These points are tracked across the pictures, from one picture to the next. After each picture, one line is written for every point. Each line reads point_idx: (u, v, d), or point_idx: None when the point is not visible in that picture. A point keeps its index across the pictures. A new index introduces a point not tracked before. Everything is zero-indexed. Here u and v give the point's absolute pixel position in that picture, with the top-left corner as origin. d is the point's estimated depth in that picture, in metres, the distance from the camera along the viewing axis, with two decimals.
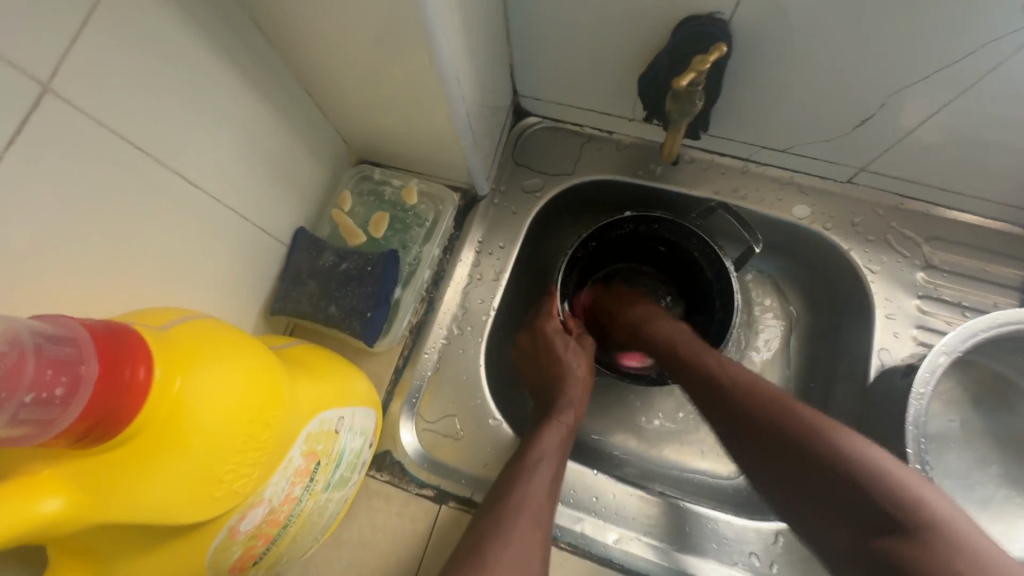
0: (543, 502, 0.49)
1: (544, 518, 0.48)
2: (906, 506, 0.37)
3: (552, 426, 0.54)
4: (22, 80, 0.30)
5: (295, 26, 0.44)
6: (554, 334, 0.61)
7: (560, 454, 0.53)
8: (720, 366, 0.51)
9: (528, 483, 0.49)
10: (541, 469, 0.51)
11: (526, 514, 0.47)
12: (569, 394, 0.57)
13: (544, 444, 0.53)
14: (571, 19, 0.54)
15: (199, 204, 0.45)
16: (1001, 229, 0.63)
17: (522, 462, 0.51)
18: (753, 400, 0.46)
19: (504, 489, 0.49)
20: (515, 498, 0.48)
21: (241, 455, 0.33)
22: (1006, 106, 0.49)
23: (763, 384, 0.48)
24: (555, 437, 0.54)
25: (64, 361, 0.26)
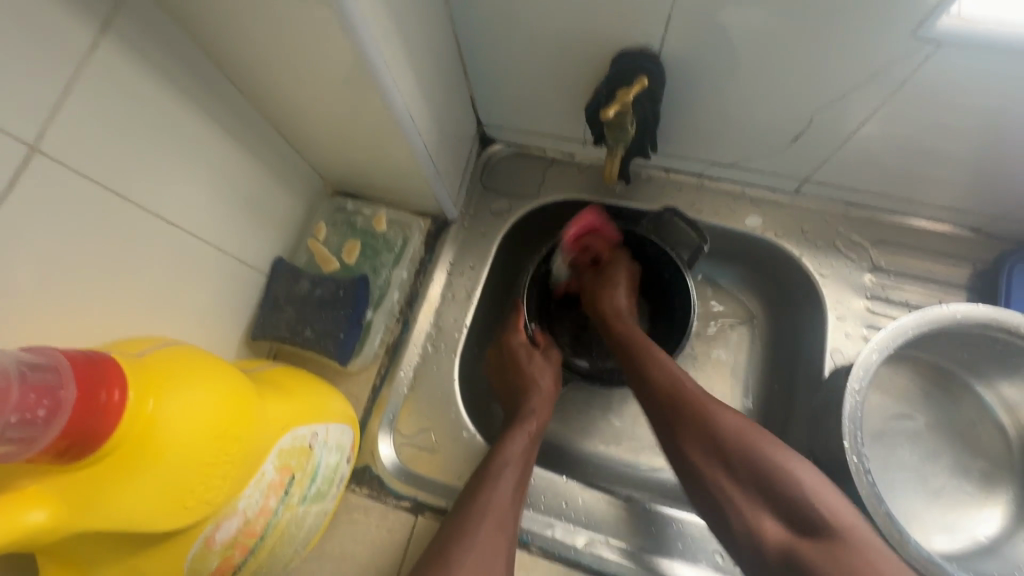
0: (507, 508, 0.53)
1: (508, 521, 0.52)
2: (811, 500, 0.46)
3: (517, 434, 0.58)
4: (11, 142, 0.34)
5: (263, 77, 0.49)
6: (517, 350, 0.65)
7: (525, 461, 0.57)
8: (663, 373, 0.56)
9: (491, 486, 0.53)
10: (506, 474, 0.54)
11: (489, 519, 0.51)
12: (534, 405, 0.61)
13: (508, 451, 0.56)
14: (520, 55, 0.59)
15: (179, 241, 0.49)
16: (944, 230, 0.67)
17: (487, 467, 0.55)
18: (692, 408, 0.53)
19: (470, 492, 0.53)
20: (480, 505, 0.52)
21: (212, 468, 0.37)
22: (923, 116, 0.53)
23: (691, 388, 0.55)
24: (518, 444, 0.57)
25: (46, 387, 0.30)
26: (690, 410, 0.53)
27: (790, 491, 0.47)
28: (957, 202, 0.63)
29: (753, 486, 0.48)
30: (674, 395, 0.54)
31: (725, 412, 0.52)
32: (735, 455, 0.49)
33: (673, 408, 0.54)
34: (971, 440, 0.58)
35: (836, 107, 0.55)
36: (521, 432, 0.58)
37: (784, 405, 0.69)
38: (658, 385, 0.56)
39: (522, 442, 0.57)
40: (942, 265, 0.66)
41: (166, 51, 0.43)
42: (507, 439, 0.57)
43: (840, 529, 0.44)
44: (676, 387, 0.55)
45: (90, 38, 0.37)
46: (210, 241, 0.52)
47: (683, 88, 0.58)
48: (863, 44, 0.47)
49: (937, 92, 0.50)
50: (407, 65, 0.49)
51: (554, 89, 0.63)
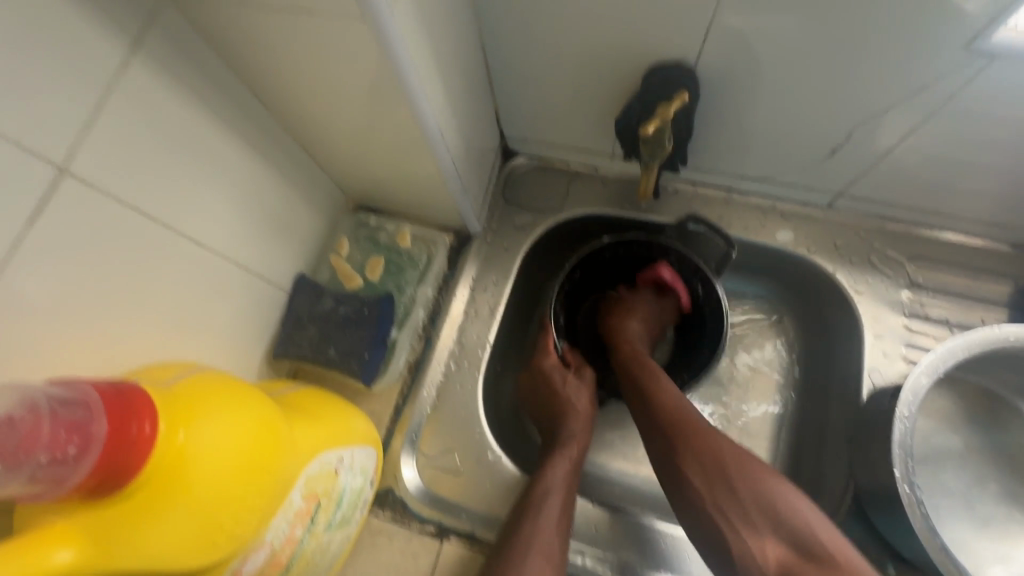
0: (553, 539, 0.51)
1: (558, 561, 0.50)
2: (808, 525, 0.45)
3: (558, 463, 0.56)
4: (39, 164, 0.33)
5: (290, 92, 0.48)
6: (548, 373, 0.62)
7: (568, 493, 0.55)
8: (665, 392, 0.56)
9: (540, 523, 0.51)
10: (551, 511, 0.52)
11: (539, 558, 0.49)
12: (573, 431, 0.59)
13: (553, 482, 0.54)
14: (548, 67, 0.57)
15: (203, 260, 0.48)
16: (983, 246, 0.65)
17: (532, 502, 0.53)
18: (688, 431, 0.53)
19: (514, 529, 0.51)
20: (523, 539, 0.50)
21: (242, 500, 0.35)
22: (968, 131, 0.51)
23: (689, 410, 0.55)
24: (561, 475, 0.55)
25: (76, 422, 0.29)
26: (685, 428, 0.53)
27: (789, 517, 0.46)
28: (998, 217, 0.61)
29: (755, 513, 0.47)
30: (672, 413, 0.54)
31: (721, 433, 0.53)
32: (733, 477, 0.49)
33: (670, 426, 0.53)
34: (1020, 465, 0.55)
35: (877, 120, 0.53)
36: (562, 459, 0.56)
37: (818, 425, 0.67)
38: (657, 402, 0.55)
39: (566, 473, 0.56)
40: (983, 281, 0.64)
41: (195, 68, 0.42)
42: (548, 470, 0.55)
43: (834, 553, 0.44)
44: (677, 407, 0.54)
45: (120, 56, 0.36)
46: (233, 259, 0.51)
47: (716, 101, 0.56)
48: (909, 58, 0.45)
49: (986, 106, 0.48)
50: (437, 79, 0.48)
51: (582, 102, 0.61)
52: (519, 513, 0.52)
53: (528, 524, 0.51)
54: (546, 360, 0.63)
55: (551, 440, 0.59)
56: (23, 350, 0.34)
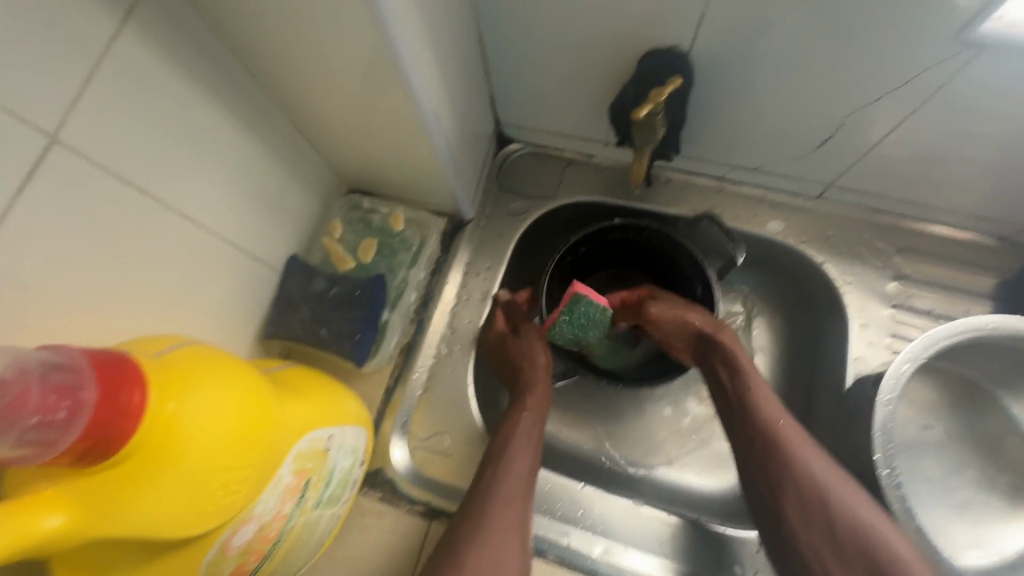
0: (517, 491, 0.52)
1: (522, 502, 0.52)
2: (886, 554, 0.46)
3: (522, 415, 0.57)
4: (28, 132, 0.33)
5: (284, 70, 0.48)
6: (500, 336, 0.64)
7: (534, 441, 0.56)
8: (759, 401, 0.54)
9: (505, 467, 0.53)
10: (518, 456, 0.54)
11: (501, 499, 0.51)
12: (533, 386, 0.60)
13: (515, 436, 0.55)
14: (544, 52, 0.58)
15: (195, 238, 0.48)
16: (970, 239, 0.66)
17: (496, 451, 0.54)
18: (784, 453, 0.51)
19: (481, 476, 0.53)
20: (484, 493, 0.51)
21: (232, 472, 0.36)
22: (956, 123, 0.52)
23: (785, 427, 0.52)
24: (527, 426, 0.56)
25: (66, 388, 0.29)
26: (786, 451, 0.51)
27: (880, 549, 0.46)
28: (984, 210, 0.62)
29: (839, 538, 0.48)
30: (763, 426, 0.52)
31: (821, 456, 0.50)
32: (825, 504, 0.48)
33: (770, 442, 0.51)
34: (997, 452, 0.56)
35: (869, 111, 0.53)
36: (531, 411, 0.58)
37: (804, 413, 0.68)
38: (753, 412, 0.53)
39: (531, 423, 0.57)
40: (967, 273, 0.65)
41: (188, 43, 0.42)
42: (513, 422, 0.57)
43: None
44: (772, 420, 0.52)
45: (112, 27, 0.36)
46: (225, 237, 0.51)
47: (710, 90, 0.56)
48: (900, 49, 0.46)
49: (974, 98, 0.48)
50: (432, 60, 0.48)
51: (578, 88, 0.61)
52: (485, 462, 0.54)
53: (492, 475, 0.52)
54: (495, 328, 0.65)
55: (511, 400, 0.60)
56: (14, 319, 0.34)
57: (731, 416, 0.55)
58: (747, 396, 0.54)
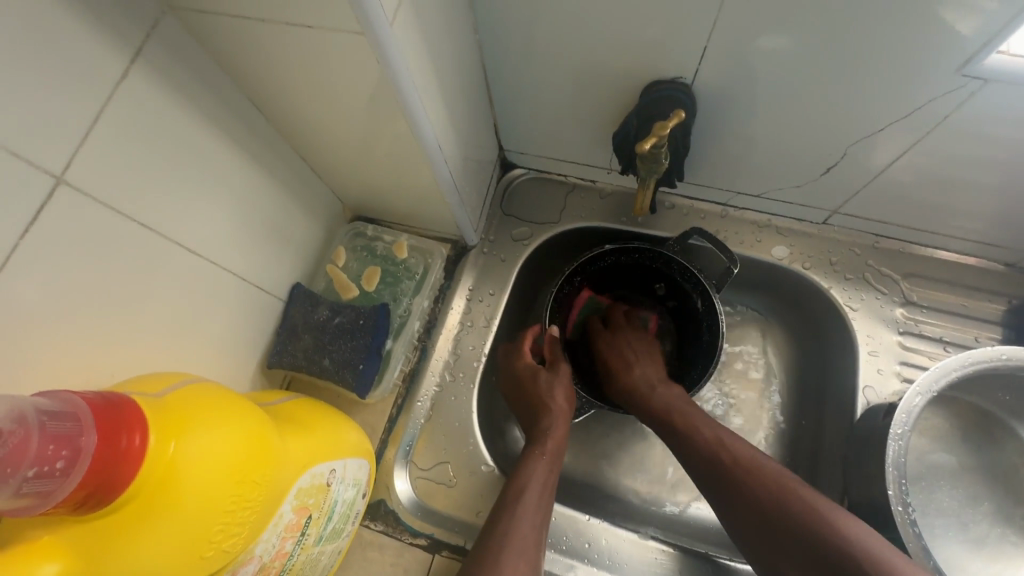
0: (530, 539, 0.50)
1: (534, 553, 0.49)
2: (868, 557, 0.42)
3: (538, 459, 0.56)
4: (36, 172, 0.33)
5: (290, 103, 0.48)
6: (528, 372, 0.63)
7: (546, 489, 0.54)
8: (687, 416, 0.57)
9: (515, 518, 0.51)
10: (528, 508, 0.52)
11: (516, 548, 0.48)
12: (550, 429, 0.59)
13: (532, 480, 0.54)
14: (546, 82, 0.58)
15: (199, 269, 0.48)
16: (977, 264, 0.66)
17: (509, 497, 0.53)
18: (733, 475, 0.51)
19: (492, 524, 0.51)
20: (495, 537, 0.49)
21: (231, 514, 0.35)
22: (960, 151, 0.52)
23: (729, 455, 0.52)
24: (542, 471, 0.55)
25: (65, 435, 0.28)
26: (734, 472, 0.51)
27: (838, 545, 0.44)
28: (990, 237, 0.62)
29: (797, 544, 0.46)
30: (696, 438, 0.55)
31: (774, 468, 0.50)
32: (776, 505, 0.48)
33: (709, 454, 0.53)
34: (1013, 485, 0.55)
35: (872, 140, 0.53)
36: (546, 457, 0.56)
37: (813, 441, 0.67)
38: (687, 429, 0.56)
39: (544, 468, 0.55)
40: (976, 300, 0.65)
41: (196, 79, 0.43)
42: (528, 467, 0.55)
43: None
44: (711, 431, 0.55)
45: (121, 66, 0.37)
46: (229, 268, 0.51)
47: (712, 119, 0.57)
48: (902, 79, 0.46)
49: (977, 127, 0.48)
50: (436, 93, 0.49)
51: (580, 116, 0.62)
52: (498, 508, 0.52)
53: (506, 518, 0.51)
54: (523, 362, 0.64)
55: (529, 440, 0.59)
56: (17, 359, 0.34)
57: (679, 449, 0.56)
58: (676, 415, 0.58)
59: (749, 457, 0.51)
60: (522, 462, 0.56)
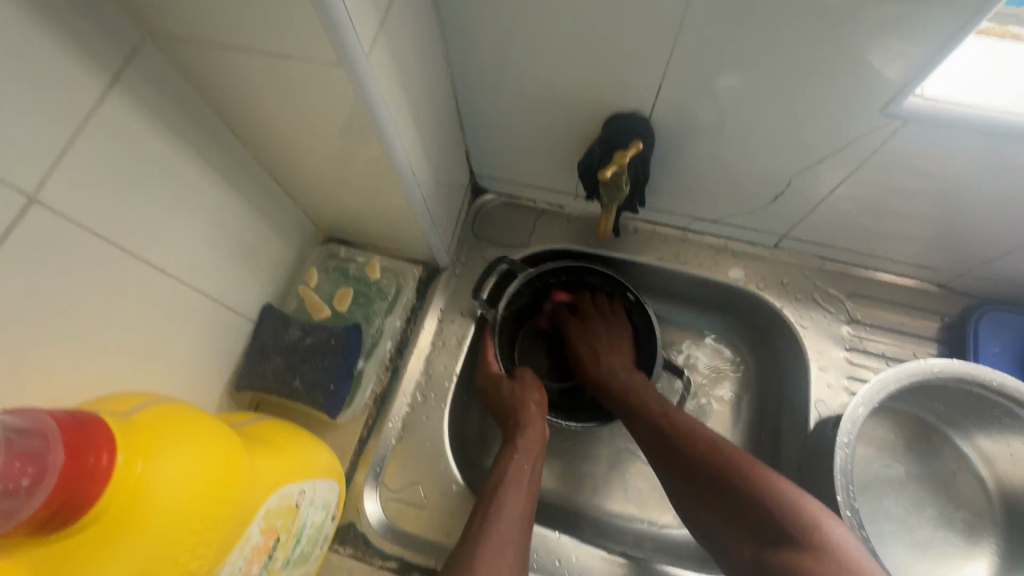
0: (513, 537, 0.51)
1: (519, 544, 0.51)
2: (790, 514, 0.46)
3: (513, 458, 0.57)
4: (8, 191, 0.33)
5: (268, 128, 0.50)
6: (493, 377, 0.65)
7: (527, 484, 0.55)
8: (673, 424, 0.56)
9: (497, 514, 0.52)
10: (509, 503, 0.53)
11: (495, 545, 0.49)
12: (527, 427, 0.60)
13: (507, 476, 0.55)
14: (515, 112, 0.61)
15: (170, 289, 0.48)
16: (913, 285, 0.71)
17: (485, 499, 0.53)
18: (681, 440, 0.54)
19: (471, 527, 0.52)
20: (475, 536, 0.50)
21: (199, 533, 0.35)
22: (890, 181, 0.57)
23: (686, 425, 0.56)
24: (518, 468, 0.56)
25: (31, 453, 0.28)
26: (685, 440, 0.54)
27: (778, 506, 0.47)
28: (922, 259, 0.67)
29: (746, 512, 0.48)
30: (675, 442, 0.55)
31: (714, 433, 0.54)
32: (744, 489, 0.49)
33: (689, 465, 0.53)
34: (953, 490, 0.59)
35: (812, 170, 0.58)
36: (523, 451, 0.58)
37: (771, 455, 0.70)
38: (671, 437, 0.55)
39: (521, 465, 0.57)
40: (914, 317, 0.70)
41: (174, 103, 0.44)
42: (503, 465, 0.57)
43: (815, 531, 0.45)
44: (688, 437, 0.54)
45: (100, 91, 0.37)
46: (200, 288, 0.51)
47: (670, 149, 0.61)
48: (836, 117, 0.51)
49: (903, 160, 0.54)
50: (410, 120, 0.51)
51: (549, 145, 0.65)
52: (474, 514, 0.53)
53: (481, 518, 0.51)
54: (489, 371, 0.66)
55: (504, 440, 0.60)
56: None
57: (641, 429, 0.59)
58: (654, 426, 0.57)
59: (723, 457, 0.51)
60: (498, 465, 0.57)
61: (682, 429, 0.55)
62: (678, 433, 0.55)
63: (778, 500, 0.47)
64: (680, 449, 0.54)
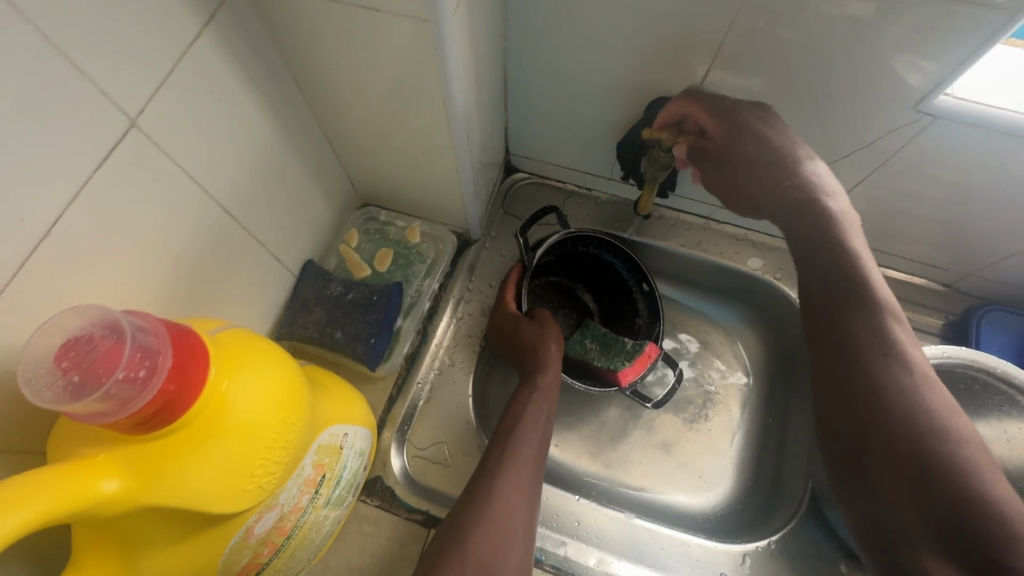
0: (528, 468, 0.54)
1: (530, 479, 0.54)
2: (971, 477, 0.40)
3: (531, 395, 0.59)
4: (114, 114, 0.35)
5: (332, 84, 0.51)
6: (511, 320, 0.65)
7: (542, 421, 0.58)
8: (885, 371, 0.45)
9: (514, 449, 0.55)
10: (525, 441, 0.56)
11: (511, 477, 0.52)
12: (547, 367, 0.62)
13: (524, 412, 0.58)
14: (561, 89, 0.64)
15: (229, 230, 0.49)
16: (920, 283, 0.75)
17: (503, 435, 0.56)
18: (859, 366, 0.46)
19: (489, 460, 0.54)
20: (493, 465, 0.54)
21: (270, 453, 0.37)
22: (914, 181, 0.60)
23: (917, 354, 0.45)
24: (536, 404, 0.59)
25: (147, 348, 0.30)
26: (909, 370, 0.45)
27: (954, 468, 0.41)
28: (932, 259, 0.71)
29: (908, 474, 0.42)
30: (859, 380, 0.46)
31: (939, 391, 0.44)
32: (908, 446, 0.42)
33: (869, 422, 0.45)
34: None
35: (839, 166, 0.62)
36: (543, 390, 0.60)
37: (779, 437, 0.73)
38: (866, 353, 0.46)
39: (541, 404, 0.59)
40: (921, 314, 0.74)
41: (253, 49, 0.45)
42: (521, 403, 0.59)
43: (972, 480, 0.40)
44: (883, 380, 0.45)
45: (196, 29, 0.39)
46: (254, 235, 0.53)
47: None
48: (872, 114, 0.54)
49: (930, 160, 0.57)
50: (471, 86, 0.53)
51: (589, 124, 0.67)
52: (494, 446, 0.56)
53: (500, 452, 0.55)
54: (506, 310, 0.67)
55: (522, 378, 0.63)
56: (74, 288, 0.36)
57: (839, 335, 0.48)
58: (852, 350, 0.47)
59: (917, 400, 0.43)
60: (517, 399, 0.60)
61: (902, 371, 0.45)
62: (884, 374, 0.45)
63: (935, 442, 0.42)
64: (855, 401, 0.46)
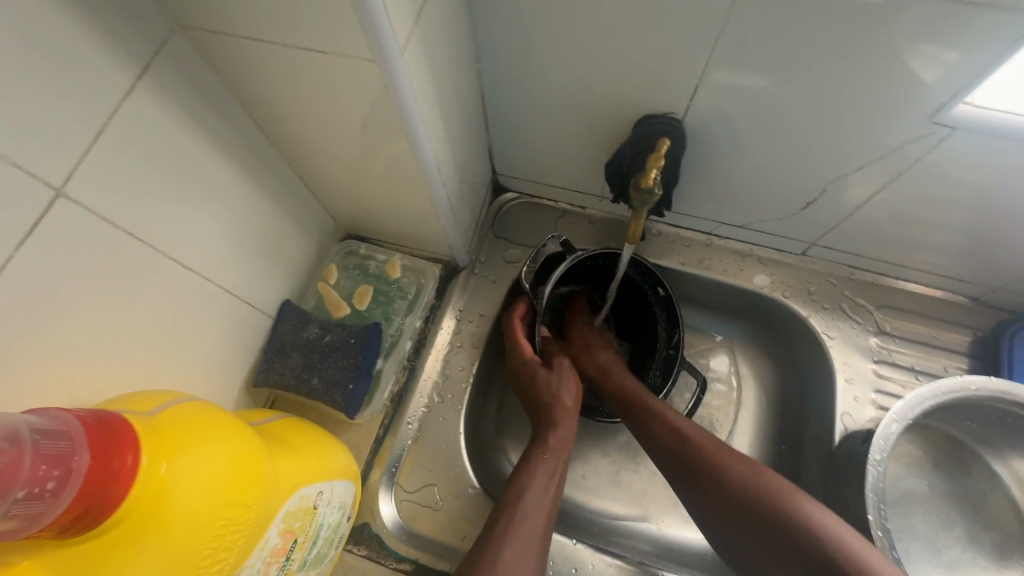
0: (535, 536, 0.50)
1: (539, 550, 0.49)
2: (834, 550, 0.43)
3: (541, 458, 0.55)
4: (37, 185, 0.33)
5: (292, 123, 0.49)
6: (526, 365, 0.62)
7: (551, 486, 0.54)
8: (759, 505, 0.47)
9: (521, 516, 0.50)
10: (534, 508, 0.51)
11: (516, 545, 0.48)
12: (559, 425, 0.58)
13: (535, 475, 0.53)
14: (542, 110, 0.60)
15: (191, 284, 0.47)
16: (943, 297, 0.69)
17: (512, 495, 0.52)
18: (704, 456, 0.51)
19: (493, 525, 0.50)
20: (500, 528, 0.49)
21: (219, 539, 0.34)
22: (931, 191, 0.55)
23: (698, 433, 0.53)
24: (547, 467, 0.54)
25: (58, 455, 0.28)
26: (703, 453, 0.51)
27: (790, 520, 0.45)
28: (955, 270, 0.65)
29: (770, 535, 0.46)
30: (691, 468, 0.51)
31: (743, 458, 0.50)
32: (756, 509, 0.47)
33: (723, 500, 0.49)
34: (982, 510, 0.58)
35: (847, 179, 0.56)
36: (554, 451, 0.56)
37: (793, 469, 0.68)
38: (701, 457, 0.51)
39: (550, 466, 0.55)
40: (945, 331, 0.68)
41: (201, 96, 0.43)
42: (531, 464, 0.55)
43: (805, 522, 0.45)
44: (753, 504, 0.47)
45: (127, 83, 0.37)
46: (220, 284, 0.51)
47: (702, 152, 0.59)
48: (877, 126, 0.49)
49: (949, 169, 0.51)
50: (439, 117, 0.50)
51: (575, 144, 0.63)
52: (498, 512, 0.51)
53: (507, 514, 0.50)
54: (522, 355, 0.63)
55: (535, 434, 0.59)
56: (14, 369, 0.34)
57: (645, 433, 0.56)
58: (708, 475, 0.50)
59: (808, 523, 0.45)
60: (528, 458, 0.56)
61: (805, 533, 0.44)
62: (757, 511, 0.47)
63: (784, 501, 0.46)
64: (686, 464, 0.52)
